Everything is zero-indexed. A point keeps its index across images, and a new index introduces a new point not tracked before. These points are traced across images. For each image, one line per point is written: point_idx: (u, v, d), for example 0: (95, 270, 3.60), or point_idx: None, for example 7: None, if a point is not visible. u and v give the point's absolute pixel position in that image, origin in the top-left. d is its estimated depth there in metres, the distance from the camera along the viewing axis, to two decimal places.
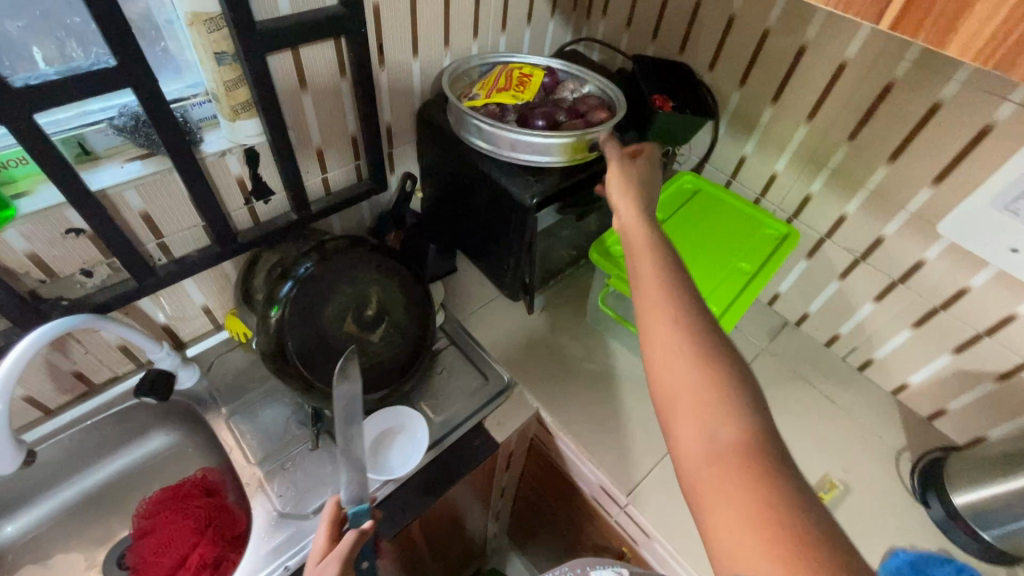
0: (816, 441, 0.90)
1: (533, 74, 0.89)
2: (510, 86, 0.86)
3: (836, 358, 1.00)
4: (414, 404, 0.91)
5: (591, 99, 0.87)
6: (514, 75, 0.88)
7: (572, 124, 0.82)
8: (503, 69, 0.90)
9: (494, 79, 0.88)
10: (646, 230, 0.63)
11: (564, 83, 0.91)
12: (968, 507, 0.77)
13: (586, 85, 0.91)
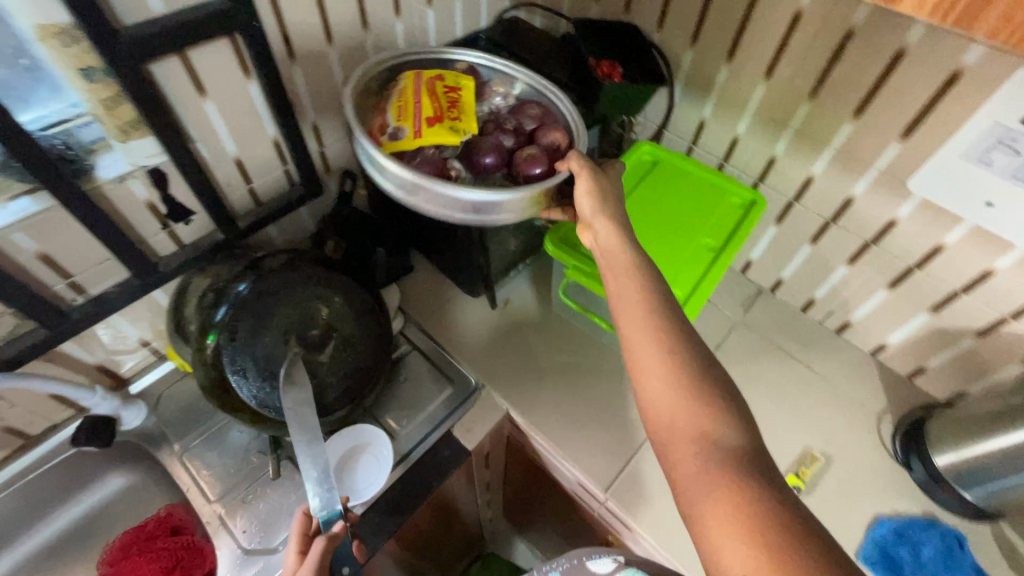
0: (797, 413, 0.87)
1: (458, 88, 0.74)
2: (443, 115, 0.69)
3: (814, 323, 0.97)
4: (378, 418, 0.87)
5: (530, 107, 0.76)
6: (438, 96, 0.71)
7: (531, 154, 0.69)
8: (414, 82, 0.73)
9: (414, 104, 0.70)
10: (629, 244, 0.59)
11: (488, 84, 0.78)
12: (951, 469, 0.75)
13: (516, 85, 0.79)
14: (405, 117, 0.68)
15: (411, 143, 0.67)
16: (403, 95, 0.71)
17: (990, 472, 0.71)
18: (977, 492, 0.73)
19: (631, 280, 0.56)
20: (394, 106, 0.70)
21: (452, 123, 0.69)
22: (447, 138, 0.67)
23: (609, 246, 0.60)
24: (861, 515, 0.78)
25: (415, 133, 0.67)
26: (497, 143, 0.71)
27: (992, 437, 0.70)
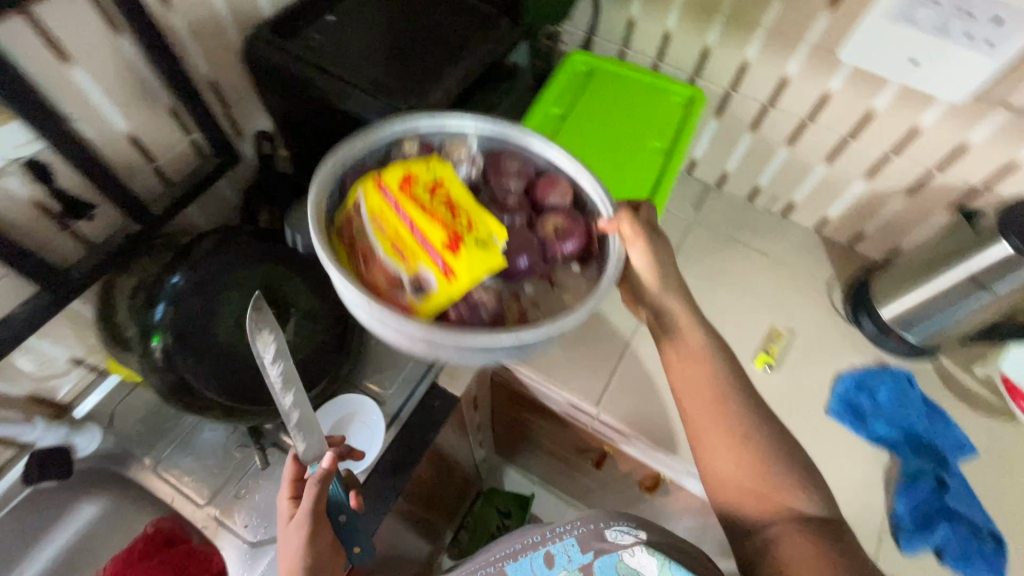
0: (757, 296, 0.92)
1: (439, 186, 0.53)
2: (458, 235, 0.50)
3: (760, 209, 1.00)
4: (358, 385, 0.83)
5: (508, 163, 0.57)
6: (429, 207, 0.51)
7: (562, 227, 0.54)
8: (384, 198, 0.51)
9: (411, 235, 0.50)
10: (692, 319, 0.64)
11: (447, 152, 0.58)
12: (896, 319, 0.83)
13: (469, 137, 0.59)
14: (411, 257, 0.49)
15: (451, 291, 0.48)
16: (383, 226, 0.50)
17: (929, 313, 0.78)
18: (916, 331, 0.81)
19: (701, 362, 0.62)
20: (383, 246, 0.49)
21: (475, 237, 0.50)
22: (490, 265, 0.49)
23: (671, 323, 0.64)
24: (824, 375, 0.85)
25: (445, 275, 0.48)
26: (523, 236, 0.54)
27: (930, 282, 0.76)
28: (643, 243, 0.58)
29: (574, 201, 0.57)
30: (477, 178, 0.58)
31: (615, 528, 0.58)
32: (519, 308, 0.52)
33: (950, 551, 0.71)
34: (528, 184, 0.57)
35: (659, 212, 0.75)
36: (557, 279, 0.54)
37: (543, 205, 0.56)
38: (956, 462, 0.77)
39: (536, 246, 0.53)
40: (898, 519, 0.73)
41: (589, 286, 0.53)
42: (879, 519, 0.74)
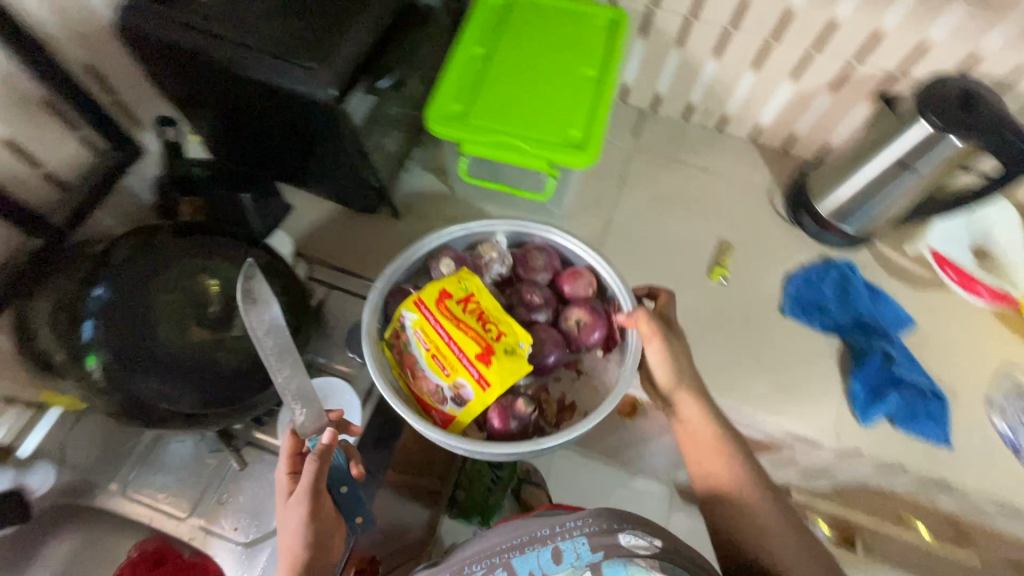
0: (704, 213, 0.94)
1: (471, 298, 0.66)
2: (485, 342, 0.62)
3: (696, 127, 1.01)
4: (325, 368, 0.81)
5: (534, 256, 0.71)
6: (465, 321, 0.64)
7: (582, 321, 0.68)
8: (427, 317, 0.64)
9: (449, 346, 0.62)
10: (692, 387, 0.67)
11: (478, 254, 0.71)
12: (833, 212, 0.86)
13: (499, 236, 0.73)
14: (453, 370, 0.62)
15: (485, 398, 0.61)
16: (426, 341, 0.63)
17: (863, 201, 0.82)
18: (853, 221, 0.86)
19: (701, 424, 0.66)
20: (431, 363, 0.63)
21: (500, 343, 0.63)
22: (516, 374, 0.61)
23: (673, 387, 0.68)
24: (775, 277, 0.89)
25: (480, 383, 0.61)
26: (553, 337, 0.67)
27: (862, 170, 0.79)
28: (660, 342, 0.66)
29: (592, 289, 0.70)
30: (508, 273, 0.72)
31: (628, 533, 0.49)
32: (554, 402, 0.67)
33: (897, 414, 0.77)
34: (553, 276, 0.71)
35: (598, 140, 0.72)
36: (585, 372, 0.69)
37: (567, 293, 0.70)
38: (899, 335, 0.82)
39: (560, 340, 0.67)
40: (855, 396, 0.78)
41: (603, 388, 0.68)
42: (838, 399, 0.80)
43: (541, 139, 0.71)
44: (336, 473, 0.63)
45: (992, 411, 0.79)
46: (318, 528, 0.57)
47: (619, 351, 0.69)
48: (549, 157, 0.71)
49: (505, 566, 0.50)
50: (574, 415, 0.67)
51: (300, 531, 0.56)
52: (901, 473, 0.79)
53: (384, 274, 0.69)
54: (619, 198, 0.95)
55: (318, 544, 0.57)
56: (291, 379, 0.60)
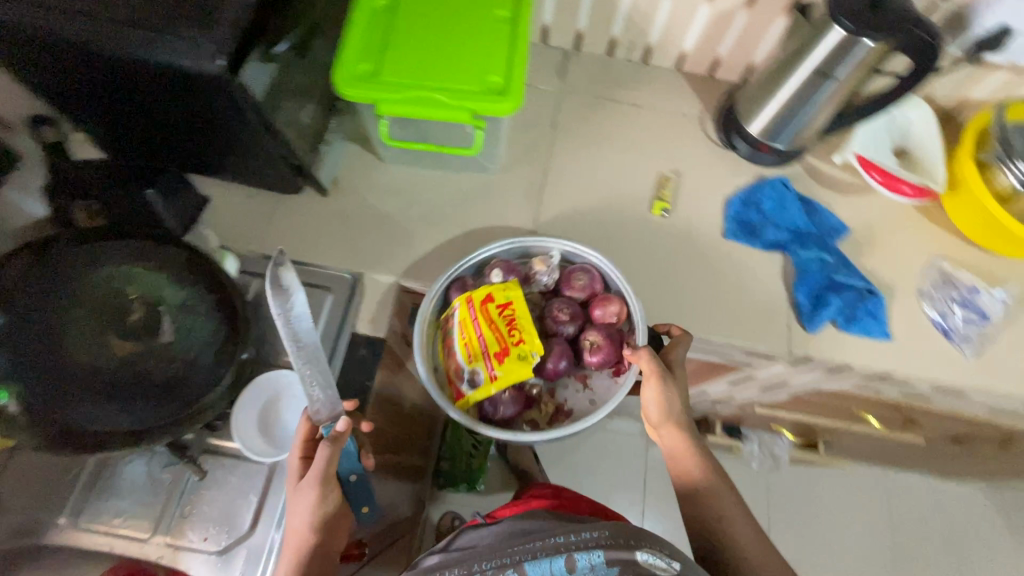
0: (639, 148, 0.93)
1: (509, 305, 0.75)
2: (503, 345, 0.73)
3: (622, 62, 0.99)
4: (274, 361, 0.77)
5: (577, 277, 0.80)
6: (498, 321, 0.74)
7: (595, 342, 0.76)
8: (469, 311, 0.75)
9: (478, 340, 0.74)
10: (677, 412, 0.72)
11: (529, 267, 0.81)
12: (764, 132, 0.87)
13: (554, 252, 0.82)
14: (475, 357, 0.73)
15: (490, 389, 0.71)
16: (463, 334, 0.75)
17: (791, 116, 0.83)
18: (784, 137, 0.87)
19: (679, 440, 0.71)
20: (461, 357, 0.74)
21: (517, 350, 0.72)
22: (523, 374, 0.71)
23: (656, 409, 0.72)
24: (715, 203, 0.90)
25: (491, 377, 0.71)
26: (565, 347, 0.77)
27: (785, 84, 0.80)
28: (657, 380, 0.71)
29: (620, 319, 0.78)
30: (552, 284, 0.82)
31: (647, 551, 0.48)
32: (551, 406, 0.78)
33: (839, 318, 0.81)
34: (591, 296, 0.80)
35: (520, 85, 0.68)
36: (590, 389, 0.79)
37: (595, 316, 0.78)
38: (834, 243, 0.85)
39: (570, 352, 0.78)
40: (800, 306, 0.81)
41: (598, 403, 0.78)
42: (785, 312, 0.82)
43: (459, 90, 0.68)
44: (348, 464, 0.66)
45: (924, 300, 0.83)
46: (327, 511, 0.62)
47: (625, 377, 0.77)
48: (472, 108, 0.68)
49: (516, 568, 0.48)
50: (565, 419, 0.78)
51: (308, 515, 0.62)
52: (848, 371, 0.83)
53: (450, 268, 0.81)
54: (555, 144, 0.92)
55: (325, 526, 0.62)
56: (310, 368, 0.60)
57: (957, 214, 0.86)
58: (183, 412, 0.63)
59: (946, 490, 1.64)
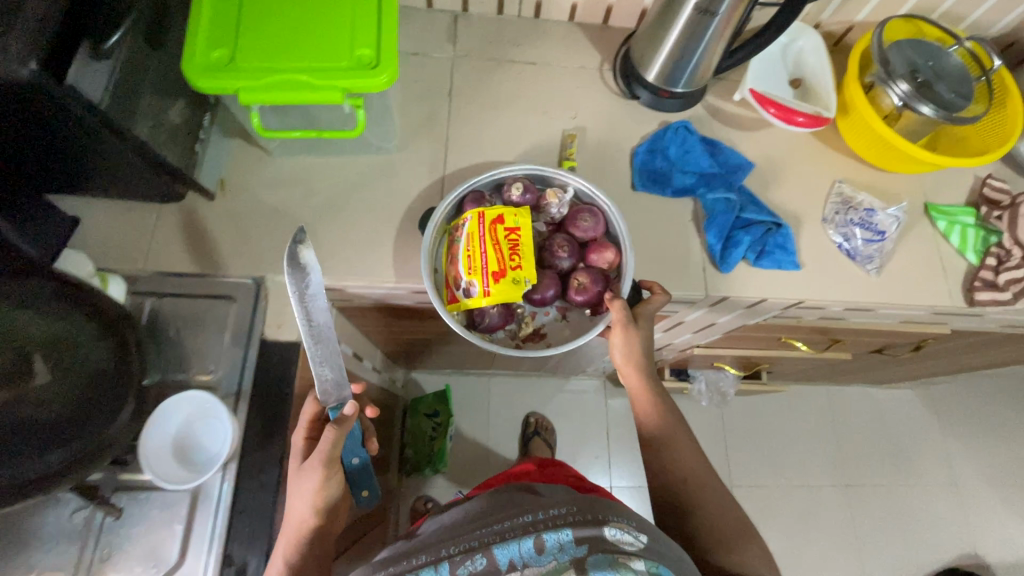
0: (540, 108, 0.90)
1: (516, 232, 0.76)
2: (502, 265, 0.74)
3: (514, 20, 0.95)
4: (183, 383, 0.73)
5: (584, 216, 0.80)
6: (504, 243, 0.75)
7: (581, 283, 0.78)
8: (478, 228, 0.76)
9: (482, 255, 0.74)
10: (644, 362, 0.76)
11: (543, 194, 0.81)
12: (661, 78, 0.86)
13: (569, 188, 0.82)
14: (474, 271, 0.74)
15: (480, 302, 0.73)
16: (469, 246, 0.75)
17: (684, 59, 0.81)
18: (682, 83, 0.85)
19: (637, 384, 0.77)
20: (462, 273, 0.75)
21: (513, 275, 0.73)
22: (514, 295, 0.73)
23: (620, 355, 0.76)
24: (622, 155, 0.89)
25: (485, 292, 0.73)
26: (555, 278, 0.79)
27: (674, 27, 0.78)
28: (622, 330, 0.74)
29: (612, 268, 0.80)
30: (559, 217, 0.82)
31: (615, 526, 0.49)
32: (529, 325, 0.82)
33: (750, 254, 0.82)
34: (589, 239, 0.81)
35: (392, 56, 0.64)
36: (565, 318, 0.83)
37: (590, 259, 0.80)
38: (741, 181, 0.86)
39: (557, 282, 0.80)
40: (712, 248, 0.82)
41: (572, 335, 0.82)
42: (698, 256, 0.83)
43: (326, 68, 0.63)
44: (350, 446, 0.70)
45: (828, 226, 0.86)
46: (326, 500, 0.63)
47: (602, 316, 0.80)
48: (343, 86, 0.63)
49: (484, 552, 0.47)
50: (538, 341, 0.83)
51: (309, 505, 0.62)
52: (764, 305, 0.85)
53: (468, 184, 0.81)
54: (455, 115, 0.88)
55: (326, 513, 0.64)
56: (318, 347, 0.68)
57: (850, 137, 0.88)
58: (88, 448, 0.61)
59: (881, 395, 1.76)
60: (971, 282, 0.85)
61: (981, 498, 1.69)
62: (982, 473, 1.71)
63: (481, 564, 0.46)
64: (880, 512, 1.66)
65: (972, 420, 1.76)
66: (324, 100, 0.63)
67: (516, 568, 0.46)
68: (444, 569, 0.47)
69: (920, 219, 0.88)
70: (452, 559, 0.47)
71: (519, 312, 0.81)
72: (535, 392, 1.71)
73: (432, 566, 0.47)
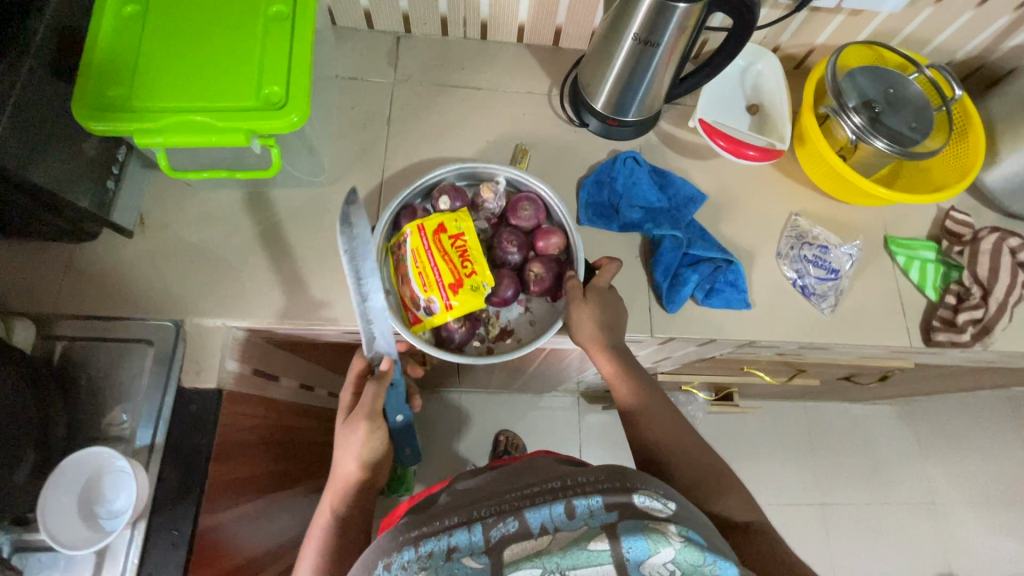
0: (484, 136, 0.86)
1: (461, 238, 0.73)
2: (455, 272, 0.71)
3: (460, 41, 0.91)
4: (94, 432, 0.70)
5: (522, 206, 0.77)
6: (456, 253, 0.72)
7: (538, 273, 0.75)
8: (421, 241, 0.72)
9: (433, 269, 0.71)
10: (609, 340, 0.72)
11: (478, 194, 0.77)
12: (609, 106, 0.81)
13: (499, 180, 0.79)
14: (430, 287, 0.71)
15: (448, 315, 0.70)
16: (417, 260, 0.72)
17: (631, 88, 0.77)
18: (632, 111, 0.81)
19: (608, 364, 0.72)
20: (413, 282, 0.72)
21: (469, 281, 0.71)
22: (478, 298, 0.70)
23: (583, 332, 0.72)
24: (568, 187, 0.85)
25: (447, 305, 0.70)
26: (510, 276, 0.75)
27: (617, 55, 0.74)
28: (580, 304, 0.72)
29: (561, 251, 0.78)
30: (499, 212, 0.79)
31: (643, 491, 0.46)
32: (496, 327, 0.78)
33: (698, 293, 0.79)
34: (533, 227, 0.78)
35: (301, 94, 0.60)
36: (529, 311, 0.79)
37: (538, 249, 0.77)
38: (691, 215, 0.83)
39: (516, 282, 0.76)
40: (658, 286, 0.78)
41: (542, 329, 0.78)
42: (644, 294, 0.80)
43: (229, 108, 0.59)
44: (396, 404, 0.72)
45: (782, 262, 0.82)
46: (370, 452, 0.69)
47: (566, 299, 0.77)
48: (248, 128, 0.59)
49: (516, 514, 0.45)
50: (507, 339, 0.78)
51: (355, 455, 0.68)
52: (714, 344, 0.82)
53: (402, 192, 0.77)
54: (393, 143, 0.84)
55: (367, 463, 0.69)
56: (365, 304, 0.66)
57: (809, 167, 0.85)
58: None
59: (861, 412, 1.70)
60: (930, 321, 0.81)
61: (960, 518, 1.64)
62: (962, 491, 1.66)
63: (513, 528, 0.44)
64: (857, 532, 1.60)
65: (954, 437, 1.70)
66: (230, 143, 0.59)
67: (547, 531, 0.43)
68: (477, 530, 0.44)
69: (878, 255, 0.84)
70: (485, 521, 0.45)
71: (485, 317, 0.77)
72: (504, 410, 1.66)
73: (464, 528, 0.44)
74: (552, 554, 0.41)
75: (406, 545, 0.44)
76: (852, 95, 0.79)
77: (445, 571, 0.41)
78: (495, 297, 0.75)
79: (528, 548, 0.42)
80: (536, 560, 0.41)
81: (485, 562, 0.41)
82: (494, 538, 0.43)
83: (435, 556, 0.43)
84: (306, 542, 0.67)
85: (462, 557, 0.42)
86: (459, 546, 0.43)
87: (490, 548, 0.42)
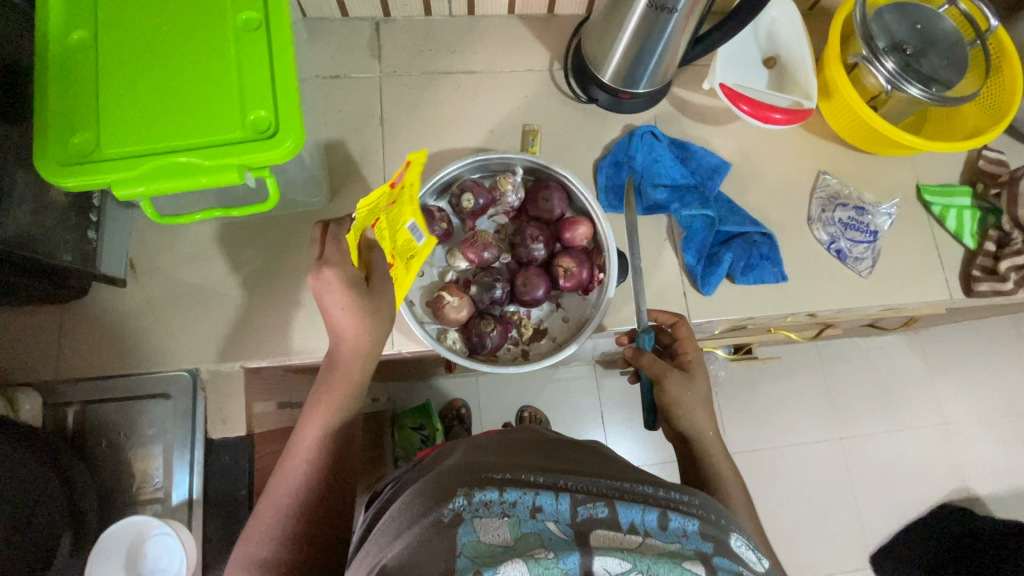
0: (486, 126, 0.79)
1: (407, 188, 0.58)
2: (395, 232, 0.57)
3: (445, 20, 0.82)
4: (130, 494, 0.68)
5: (546, 194, 0.71)
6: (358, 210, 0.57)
7: (567, 267, 0.70)
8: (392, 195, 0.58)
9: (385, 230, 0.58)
10: (695, 387, 0.61)
11: (495, 186, 0.71)
12: (617, 79, 0.74)
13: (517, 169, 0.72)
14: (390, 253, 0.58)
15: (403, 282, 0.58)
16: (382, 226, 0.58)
17: (642, 59, 0.69)
18: (643, 84, 0.74)
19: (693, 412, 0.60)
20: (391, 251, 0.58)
21: (401, 248, 0.57)
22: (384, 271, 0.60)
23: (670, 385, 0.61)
24: (583, 172, 0.79)
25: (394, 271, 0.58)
26: (538, 271, 0.70)
27: (626, 23, 0.66)
28: (685, 342, 0.65)
29: (589, 241, 0.72)
30: (521, 203, 0.73)
31: (737, 537, 0.38)
32: (529, 327, 0.73)
33: (733, 271, 0.75)
34: (558, 216, 0.72)
35: (293, 115, 0.53)
36: (562, 308, 0.74)
37: (565, 240, 0.72)
38: (717, 186, 0.78)
39: (545, 277, 0.71)
40: (692, 270, 0.75)
41: (577, 327, 0.73)
42: (677, 280, 0.76)
43: (215, 142, 0.52)
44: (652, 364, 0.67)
45: (816, 226, 0.78)
46: (379, 320, 0.57)
47: (598, 291, 0.72)
48: (239, 163, 0.53)
49: (606, 501, 0.37)
50: (543, 340, 0.73)
51: (348, 320, 0.56)
52: (751, 321, 0.78)
53: (445, 172, 0.70)
54: (390, 147, 0.77)
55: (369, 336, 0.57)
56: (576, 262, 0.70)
57: (834, 120, 0.79)
58: None
59: (901, 334, 1.43)
60: (969, 271, 0.78)
61: (1006, 432, 1.40)
62: (1009, 407, 1.42)
63: (602, 513, 0.36)
64: (883, 458, 1.37)
65: (999, 353, 1.44)
66: (216, 182, 0.53)
67: (638, 531, 0.35)
68: (564, 500, 0.37)
69: (913, 208, 0.80)
70: (573, 496, 0.37)
71: (517, 318, 0.73)
72: None
73: (549, 493, 0.37)
74: (643, 555, 0.32)
75: (490, 486, 0.37)
76: (880, 38, 0.73)
77: (529, 531, 0.34)
78: (524, 297, 0.70)
79: (616, 541, 0.34)
80: (626, 555, 0.32)
81: (569, 533, 0.34)
82: (579, 517, 0.36)
83: (517, 509, 0.35)
84: (301, 419, 0.56)
85: (545, 521, 0.35)
86: (544, 508, 0.36)
87: (576, 524, 0.35)
